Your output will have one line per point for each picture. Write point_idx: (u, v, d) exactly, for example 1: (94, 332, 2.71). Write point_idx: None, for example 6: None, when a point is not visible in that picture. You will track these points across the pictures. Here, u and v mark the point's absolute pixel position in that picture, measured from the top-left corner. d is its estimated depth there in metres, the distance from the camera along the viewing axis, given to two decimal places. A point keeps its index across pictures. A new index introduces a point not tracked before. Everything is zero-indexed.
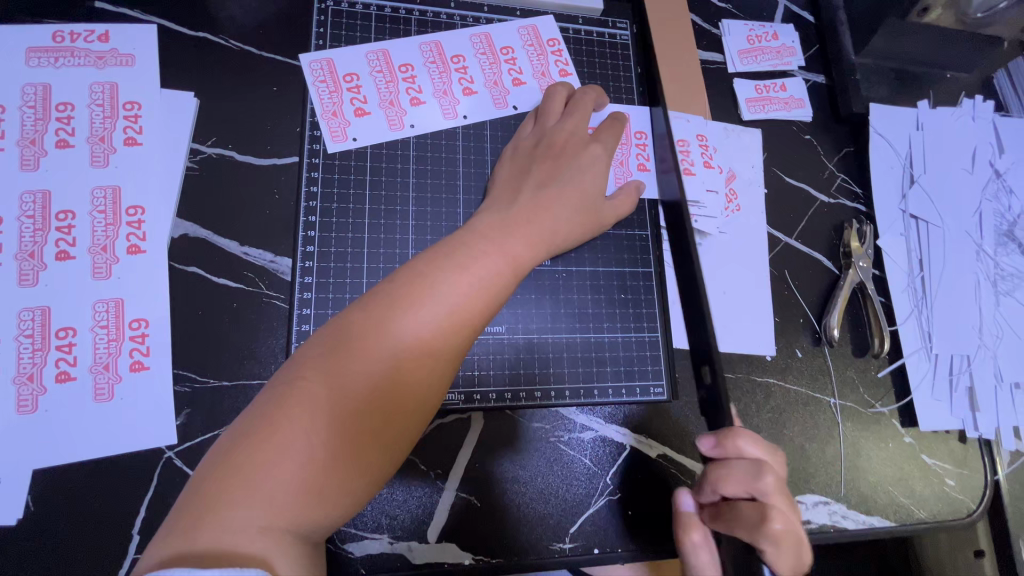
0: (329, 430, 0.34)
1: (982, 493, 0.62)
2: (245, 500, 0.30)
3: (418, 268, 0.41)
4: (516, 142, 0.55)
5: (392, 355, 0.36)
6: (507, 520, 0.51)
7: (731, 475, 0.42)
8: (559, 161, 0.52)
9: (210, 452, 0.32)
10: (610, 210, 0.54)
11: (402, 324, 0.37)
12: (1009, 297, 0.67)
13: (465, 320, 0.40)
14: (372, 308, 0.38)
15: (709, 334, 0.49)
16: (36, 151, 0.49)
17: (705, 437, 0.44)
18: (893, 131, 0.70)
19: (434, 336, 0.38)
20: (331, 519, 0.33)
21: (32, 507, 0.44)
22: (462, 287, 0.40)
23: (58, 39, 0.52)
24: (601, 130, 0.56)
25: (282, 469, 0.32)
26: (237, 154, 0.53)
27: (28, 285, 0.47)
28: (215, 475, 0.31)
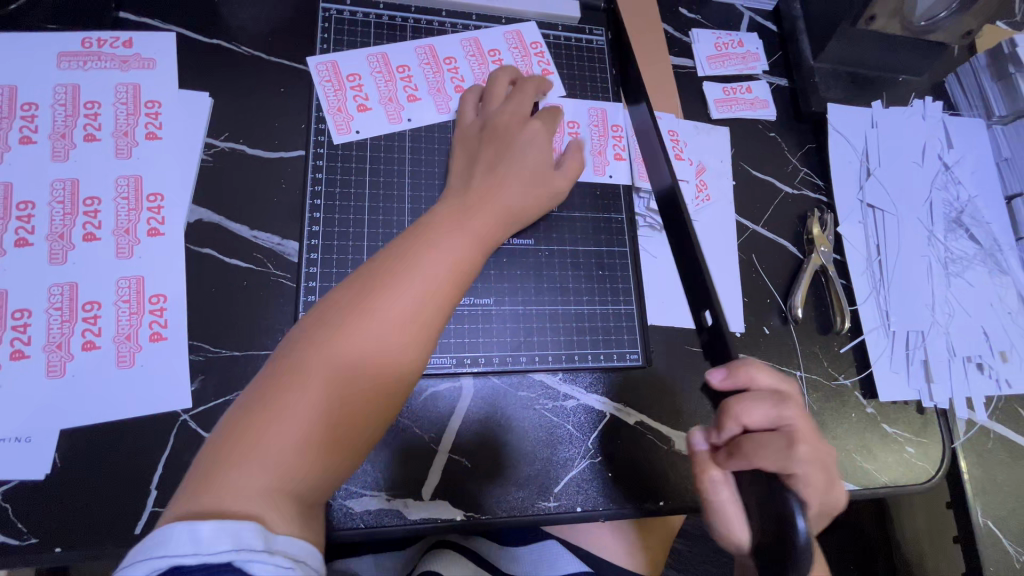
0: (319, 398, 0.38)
1: (941, 460, 0.67)
2: (255, 458, 0.35)
3: (396, 252, 0.45)
4: (461, 130, 0.59)
5: (375, 328, 0.41)
6: (497, 484, 0.55)
7: (754, 404, 0.44)
8: (505, 142, 0.56)
9: (216, 432, 0.37)
10: (563, 177, 0.58)
11: (379, 302, 0.42)
12: (959, 278, 0.72)
13: (441, 293, 0.44)
14: (352, 291, 0.43)
15: (707, 285, 0.51)
16: (66, 144, 0.54)
17: (715, 369, 0.46)
18: (850, 128, 0.76)
19: (412, 310, 0.42)
20: (328, 471, 0.38)
21: (58, 463, 0.48)
22: (433, 264, 0.45)
23: (87, 45, 0.58)
24: (541, 113, 0.61)
25: (285, 431, 0.36)
26: (248, 148, 0.59)
27: (58, 263, 0.51)
28: (228, 440, 0.36)
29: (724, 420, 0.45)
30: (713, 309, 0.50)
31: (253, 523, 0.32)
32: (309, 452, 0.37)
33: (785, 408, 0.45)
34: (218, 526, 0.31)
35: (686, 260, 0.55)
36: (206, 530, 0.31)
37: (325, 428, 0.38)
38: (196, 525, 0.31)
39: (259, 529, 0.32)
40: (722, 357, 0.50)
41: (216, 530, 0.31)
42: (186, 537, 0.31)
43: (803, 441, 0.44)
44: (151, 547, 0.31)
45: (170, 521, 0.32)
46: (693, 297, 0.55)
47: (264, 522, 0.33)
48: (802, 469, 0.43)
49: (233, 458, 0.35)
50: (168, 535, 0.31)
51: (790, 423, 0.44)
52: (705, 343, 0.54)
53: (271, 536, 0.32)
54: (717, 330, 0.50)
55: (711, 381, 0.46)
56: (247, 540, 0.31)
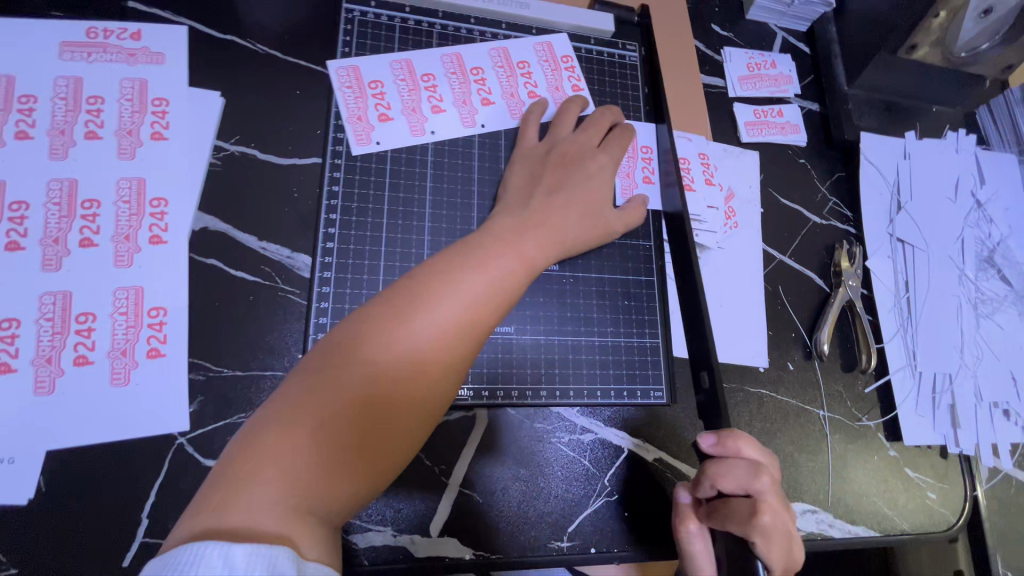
0: (349, 415, 0.36)
1: (962, 507, 0.64)
2: (271, 476, 0.33)
3: (436, 266, 0.43)
4: (524, 150, 0.57)
5: (410, 344, 0.39)
6: (507, 517, 0.52)
7: (729, 471, 0.43)
8: (585, 178, 0.55)
9: (236, 438, 0.35)
10: (620, 219, 0.57)
11: (422, 319, 0.40)
12: (989, 319, 0.70)
13: (478, 318, 0.42)
14: (395, 302, 0.40)
15: (708, 346, 0.55)
16: (65, 141, 0.51)
17: (706, 434, 0.46)
18: (882, 159, 0.74)
19: (449, 331, 0.40)
20: (346, 499, 0.35)
21: (42, 487, 0.44)
22: (478, 285, 0.43)
23: (92, 35, 0.54)
24: (609, 141, 0.59)
25: (307, 449, 0.34)
26: (259, 152, 0.55)
27: (51, 269, 0.48)
28: (244, 449, 0.34)
29: (699, 481, 0.45)
30: (711, 371, 0.55)
31: (286, 548, 0.29)
32: (326, 472, 0.34)
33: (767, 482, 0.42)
34: (251, 551, 0.28)
35: (691, 315, 0.59)
36: (239, 556, 0.28)
37: (346, 448, 0.35)
38: (229, 547, 0.28)
39: (292, 556, 0.29)
40: (714, 419, 0.55)
41: (251, 556, 0.28)
42: (216, 560, 0.27)
43: (768, 513, 0.40)
44: (174, 570, 0.27)
45: (194, 543, 0.28)
46: (693, 356, 0.59)
47: (290, 544, 0.30)
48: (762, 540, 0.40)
49: (249, 469, 0.33)
50: (195, 559, 0.27)
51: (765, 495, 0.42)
52: (699, 402, 0.58)
53: (303, 563, 0.30)
54: (712, 391, 0.55)
55: (699, 444, 0.46)
56: (286, 567, 0.28)
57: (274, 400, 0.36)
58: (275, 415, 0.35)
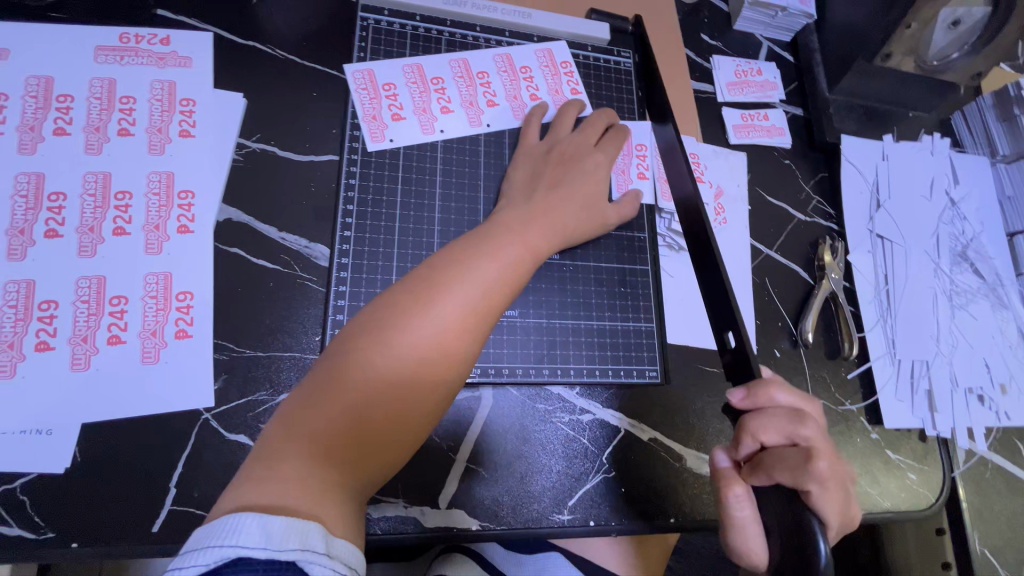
0: (374, 393, 0.40)
1: (941, 487, 0.68)
2: (306, 448, 0.37)
3: (450, 258, 0.47)
4: (527, 148, 0.61)
5: (425, 332, 0.42)
6: (511, 493, 0.56)
7: (771, 422, 0.43)
8: (583, 174, 0.59)
9: (275, 415, 0.39)
10: (615, 212, 0.61)
11: (438, 307, 0.43)
12: (963, 310, 0.74)
13: (489, 303, 0.46)
14: (413, 291, 0.44)
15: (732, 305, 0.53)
16: (100, 137, 0.54)
17: (735, 389, 0.46)
18: (862, 159, 0.79)
19: (460, 319, 0.44)
20: (374, 468, 0.39)
21: (78, 458, 0.47)
22: (488, 274, 0.47)
23: (125, 40, 0.58)
24: (606, 141, 0.63)
25: (338, 424, 0.38)
26: (279, 150, 0.59)
27: (87, 256, 0.51)
28: (283, 424, 0.38)
29: (740, 437, 0.44)
30: (737, 329, 0.52)
31: (316, 525, 0.33)
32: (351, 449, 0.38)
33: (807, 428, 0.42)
34: (286, 524, 0.32)
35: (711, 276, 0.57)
36: (276, 526, 0.31)
37: (369, 428, 0.39)
38: (267, 519, 0.31)
39: (321, 532, 0.33)
40: (744, 378, 0.53)
41: (287, 526, 0.32)
42: (256, 528, 0.31)
43: (824, 458, 0.40)
44: (219, 534, 0.31)
45: (236, 512, 0.32)
46: (715, 316, 0.58)
47: (319, 520, 0.34)
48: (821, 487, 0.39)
49: (285, 446, 0.37)
50: (236, 526, 0.31)
51: (810, 441, 0.42)
52: (727, 364, 0.56)
53: (331, 540, 0.33)
54: (740, 350, 0.52)
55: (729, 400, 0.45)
56: (316, 539, 0.32)
57: (307, 381, 0.40)
58: (308, 394, 0.39)
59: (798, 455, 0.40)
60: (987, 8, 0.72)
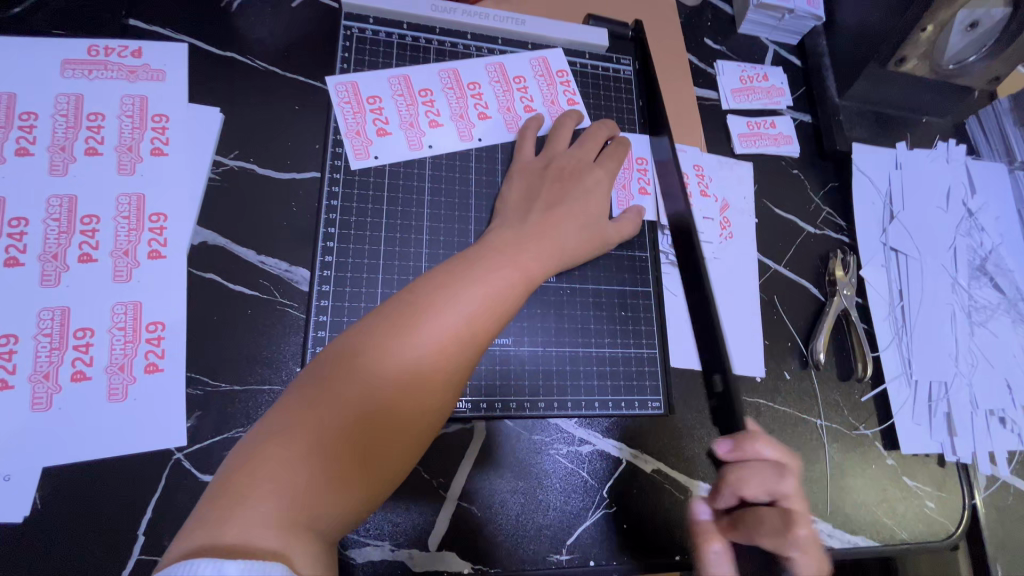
0: (349, 427, 0.36)
1: (961, 515, 0.65)
2: (271, 489, 0.33)
3: (438, 278, 0.44)
4: (521, 163, 0.58)
5: (407, 360, 0.39)
6: (505, 531, 0.52)
7: (756, 477, 0.46)
8: (581, 189, 0.56)
9: (237, 451, 0.35)
10: (615, 231, 0.57)
11: (423, 332, 0.40)
12: (982, 327, 0.71)
13: (479, 329, 0.42)
14: (396, 314, 0.41)
15: (720, 351, 0.50)
16: (65, 157, 0.51)
17: (723, 440, 0.49)
18: (874, 169, 0.75)
19: (447, 346, 0.40)
20: (347, 511, 0.35)
21: (38, 505, 0.44)
22: (478, 296, 0.43)
23: (93, 53, 0.55)
24: (604, 156, 0.60)
25: (308, 462, 0.34)
26: (258, 168, 0.56)
27: (50, 285, 0.48)
28: (244, 461, 0.34)
29: (721, 488, 0.47)
30: None
31: (280, 562, 0.29)
32: (322, 491, 0.34)
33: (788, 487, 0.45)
34: (243, 567, 0.28)
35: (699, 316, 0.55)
36: (232, 572, 0.28)
37: (344, 467, 0.35)
38: (222, 563, 0.28)
39: (285, 571, 0.29)
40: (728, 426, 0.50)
41: (245, 571, 0.28)
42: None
43: (800, 522, 0.44)
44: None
45: (190, 559, 0.29)
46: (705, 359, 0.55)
47: (285, 560, 0.30)
48: (799, 552, 0.43)
49: (246, 488, 0.32)
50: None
51: (788, 499, 0.45)
52: (714, 410, 0.54)
53: None
54: (728, 397, 0.50)
55: (716, 450, 0.49)
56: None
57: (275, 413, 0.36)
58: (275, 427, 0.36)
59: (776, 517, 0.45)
60: (1007, 9, 0.68)
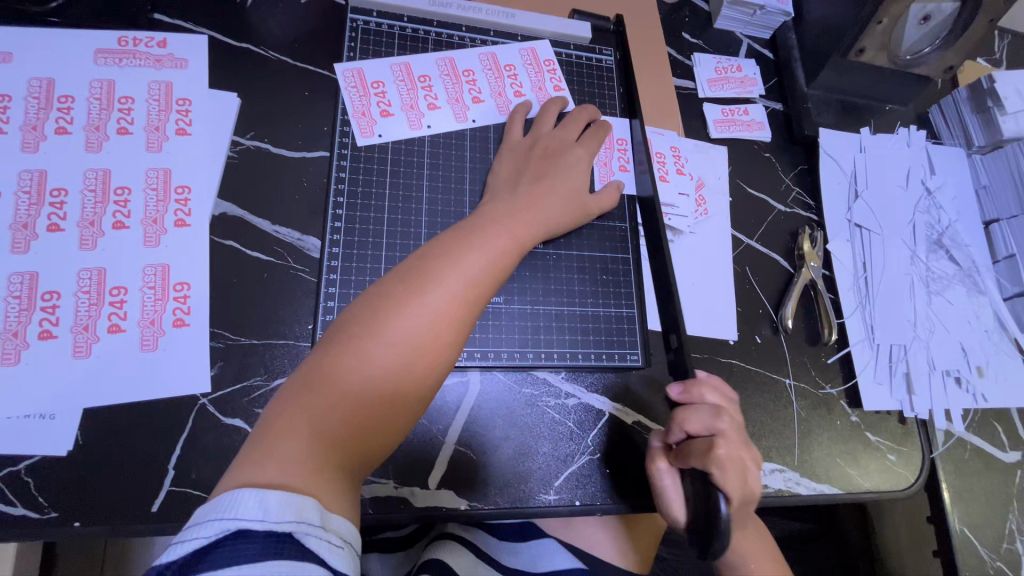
0: (362, 384, 0.42)
1: (920, 468, 0.70)
2: (300, 437, 0.38)
3: (435, 253, 0.49)
4: (511, 141, 0.64)
5: (410, 326, 0.44)
6: (499, 475, 0.57)
7: (693, 413, 0.52)
8: (567, 166, 0.62)
9: (267, 408, 0.40)
10: (597, 202, 0.63)
11: (423, 302, 0.45)
12: (940, 295, 0.76)
13: (473, 298, 0.47)
14: (399, 286, 0.46)
15: (676, 311, 0.61)
16: (100, 136, 0.57)
17: (674, 385, 0.56)
18: (839, 151, 0.81)
19: (444, 313, 0.45)
20: (365, 454, 0.41)
21: (80, 442, 0.49)
22: (472, 269, 0.48)
23: (123, 43, 0.60)
24: (587, 137, 0.65)
25: (329, 415, 0.40)
26: (272, 147, 0.62)
27: (88, 249, 0.53)
28: (274, 415, 0.39)
29: (670, 425, 0.54)
30: (678, 333, 0.60)
31: (310, 498, 0.35)
32: (342, 437, 0.40)
33: (722, 420, 0.51)
34: (282, 498, 0.34)
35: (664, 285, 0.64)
36: (273, 500, 0.34)
37: (359, 418, 0.41)
38: (263, 494, 0.34)
39: (316, 506, 0.35)
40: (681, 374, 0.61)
41: (282, 502, 0.34)
42: (253, 504, 0.33)
43: (724, 446, 0.50)
44: (221, 509, 0.33)
45: (235, 489, 0.34)
46: (664, 319, 0.65)
47: (313, 497, 0.36)
48: (719, 470, 0.49)
49: (278, 436, 0.38)
50: (235, 501, 0.33)
51: (724, 432, 0.51)
52: (670, 363, 0.64)
53: (326, 516, 0.35)
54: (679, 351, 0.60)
55: (669, 394, 0.55)
56: (310, 514, 0.34)
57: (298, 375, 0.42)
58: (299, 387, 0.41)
59: (702, 444, 0.51)
60: (956, 4, 0.75)
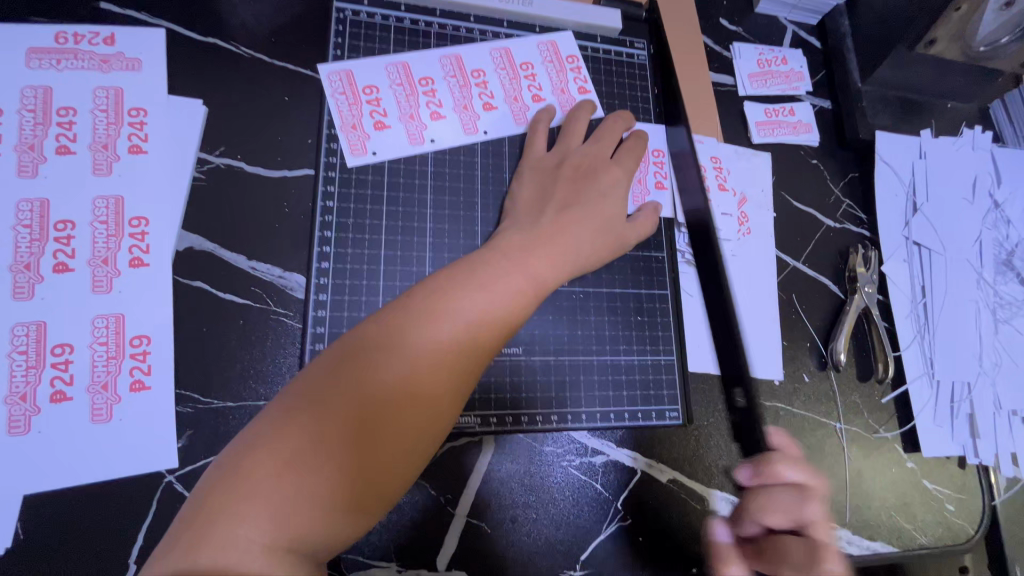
0: (339, 441, 0.33)
1: (981, 518, 0.63)
2: (253, 510, 0.30)
3: (440, 282, 0.41)
4: (535, 159, 0.54)
5: (406, 370, 0.36)
6: (516, 547, 0.50)
7: (774, 506, 0.40)
8: (596, 189, 0.52)
9: (218, 465, 0.32)
10: (634, 231, 0.54)
11: (422, 340, 0.37)
12: (1007, 324, 0.68)
13: (482, 337, 0.40)
14: (395, 320, 0.38)
15: (739, 355, 0.53)
16: (34, 157, 0.47)
17: (742, 466, 0.44)
18: (897, 159, 0.71)
19: (448, 354, 0.38)
20: (336, 534, 0.32)
21: (21, 535, 0.41)
22: (482, 302, 0.40)
23: (61, 40, 0.50)
24: (623, 154, 0.56)
25: (293, 479, 0.31)
26: (245, 165, 0.52)
27: (23, 298, 0.44)
28: (225, 478, 0.31)
29: (742, 516, 0.43)
30: (746, 388, 0.51)
31: None
32: (309, 512, 0.31)
33: (814, 512, 0.39)
34: None
35: (723, 332, 0.57)
36: None
37: (332, 485, 0.32)
38: None
39: None
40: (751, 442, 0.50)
41: None
42: None
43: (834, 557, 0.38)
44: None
45: None
46: (723, 368, 0.56)
47: None
48: None
49: (229, 508, 0.30)
50: None
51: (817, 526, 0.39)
52: (734, 421, 0.54)
53: None
54: (747, 410, 0.51)
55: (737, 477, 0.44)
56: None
57: (263, 423, 0.33)
58: (261, 439, 0.32)
59: (804, 552, 0.38)
60: None
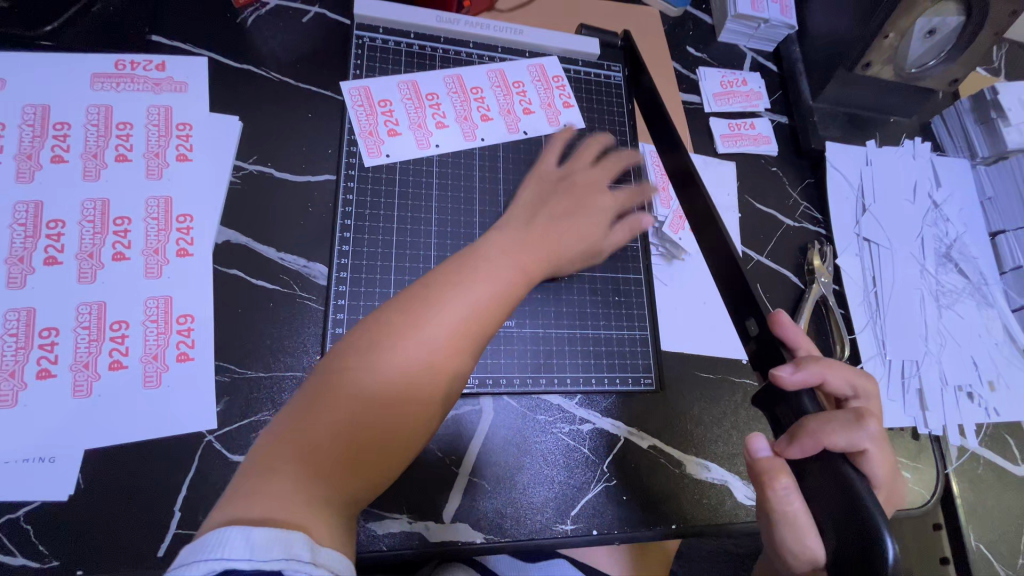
0: (360, 412, 0.39)
1: (935, 485, 0.69)
2: (288, 470, 0.35)
3: (441, 276, 0.47)
4: (540, 172, 0.62)
5: (414, 352, 0.42)
6: (514, 508, 0.56)
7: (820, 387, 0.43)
8: (577, 201, 0.60)
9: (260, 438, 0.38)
10: (611, 242, 0.61)
11: (426, 328, 0.43)
12: (950, 309, 0.76)
13: (478, 324, 0.46)
14: (403, 310, 0.44)
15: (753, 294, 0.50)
16: (97, 163, 0.55)
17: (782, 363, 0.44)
18: (846, 165, 0.81)
19: (450, 339, 0.44)
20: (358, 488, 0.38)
21: (81, 485, 0.47)
22: (478, 294, 0.47)
23: (120, 66, 0.59)
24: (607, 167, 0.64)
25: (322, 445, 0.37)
26: (275, 171, 0.60)
27: (87, 282, 0.51)
28: (267, 445, 0.37)
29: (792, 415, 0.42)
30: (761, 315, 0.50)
31: (301, 532, 0.32)
32: (335, 470, 0.37)
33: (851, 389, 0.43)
34: (270, 533, 0.30)
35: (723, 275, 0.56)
36: (260, 537, 0.30)
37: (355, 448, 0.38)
38: (250, 532, 0.30)
39: (306, 540, 0.31)
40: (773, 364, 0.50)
41: (269, 537, 0.30)
42: (239, 546, 0.30)
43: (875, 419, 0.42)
44: (202, 549, 0.30)
45: (219, 528, 0.31)
46: (734, 308, 0.56)
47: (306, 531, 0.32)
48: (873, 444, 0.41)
49: (271, 466, 0.35)
50: (219, 542, 0.30)
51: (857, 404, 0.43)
52: (752, 352, 0.54)
53: (317, 547, 0.31)
54: (765, 335, 0.50)
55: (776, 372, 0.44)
56: (301, 549, 0.30)
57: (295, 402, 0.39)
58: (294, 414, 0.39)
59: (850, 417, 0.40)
60: (961, 17, 0.74)
